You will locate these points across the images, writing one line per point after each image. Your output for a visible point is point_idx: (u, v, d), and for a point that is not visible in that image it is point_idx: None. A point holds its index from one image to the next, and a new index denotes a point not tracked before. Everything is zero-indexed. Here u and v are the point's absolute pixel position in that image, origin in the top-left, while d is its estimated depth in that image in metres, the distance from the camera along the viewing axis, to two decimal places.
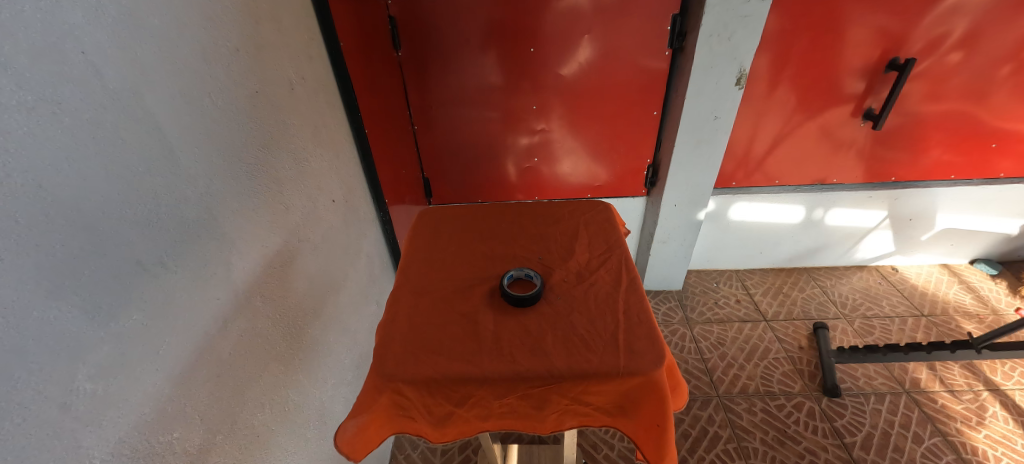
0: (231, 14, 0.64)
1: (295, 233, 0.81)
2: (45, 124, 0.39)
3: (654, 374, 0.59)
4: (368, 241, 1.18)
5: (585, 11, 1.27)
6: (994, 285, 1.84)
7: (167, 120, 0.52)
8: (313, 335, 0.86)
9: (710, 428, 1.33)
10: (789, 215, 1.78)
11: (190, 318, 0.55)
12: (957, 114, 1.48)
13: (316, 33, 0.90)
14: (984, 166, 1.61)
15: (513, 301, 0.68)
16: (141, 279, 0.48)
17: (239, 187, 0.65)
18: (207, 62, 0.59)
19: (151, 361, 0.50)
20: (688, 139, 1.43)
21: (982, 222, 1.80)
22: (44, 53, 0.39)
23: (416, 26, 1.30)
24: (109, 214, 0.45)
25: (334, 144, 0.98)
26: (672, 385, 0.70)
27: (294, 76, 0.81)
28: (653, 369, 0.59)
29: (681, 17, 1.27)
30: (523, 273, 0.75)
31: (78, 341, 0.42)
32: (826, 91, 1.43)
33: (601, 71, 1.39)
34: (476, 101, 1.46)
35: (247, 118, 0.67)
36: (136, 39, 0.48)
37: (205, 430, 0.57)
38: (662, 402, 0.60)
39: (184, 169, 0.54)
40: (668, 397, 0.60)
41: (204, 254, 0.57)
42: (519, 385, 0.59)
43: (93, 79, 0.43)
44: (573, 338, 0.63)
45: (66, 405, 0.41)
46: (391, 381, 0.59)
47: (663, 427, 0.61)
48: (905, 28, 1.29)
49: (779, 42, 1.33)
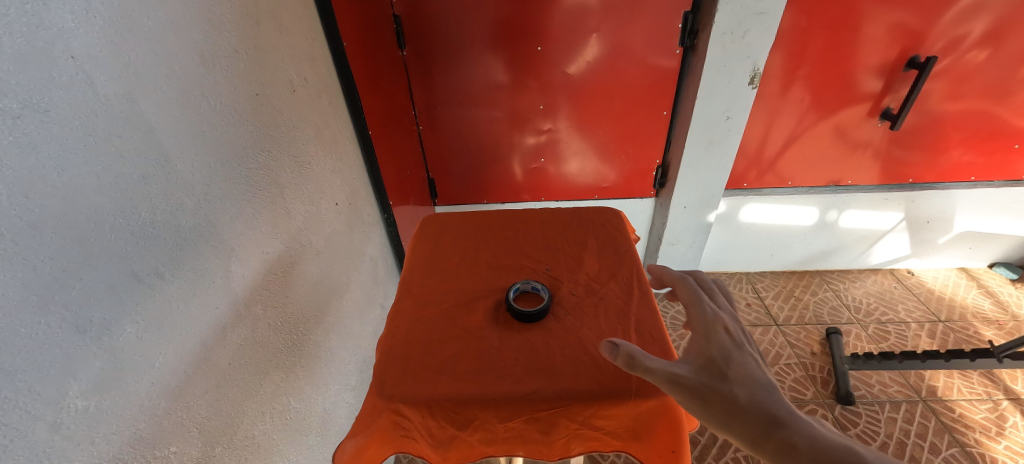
0: (230, 14, 0.62)
1: (297, 238, 0.79)
2: (33, 132, 0.37)
3: (670, 399, 0.57)
4: (372, 244, 1.16)
5: (594, 9, 1.24)
6: (1014, 290, 1.79)
7: (162, 124, 0.50)
8: (316, 340, 0.85)
9: (719, 435, 1.30)
10: (803, 217, 1.73)
11: (188, 328, 0.54)
12: (978, 114, 1.44)
13: (319, 33, 0.88)
14: (1006, 167, 1.57)
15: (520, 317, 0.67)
16: (136, 291, 0.47)
17: (239, 194, 0.64)
18: (204, 63, 0.57)
19: (147, 374, 0.48)
20: (699, 140, 1.40)
21: (1002, 226, 1.75)
22: (31, 58, 0.37)
23: (421, 25, 1.27)
24: (100, 225, 0.43)
25: (337, 147, 0.97)
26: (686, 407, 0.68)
27: (296, 78, 0.80)
28: (669, 394, 0.57)
29: (693, 14, 1.23)
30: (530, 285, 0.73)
31: (67, 357, 0.40)
32: (842, 90, 1.39)
33: (609, 70, 1.36)
34: (482, 100, 1.43)
35: (247, 121, 0.66)
36: (128, 41, 0.46)
37: (203, 443, 0.56)
38: (677, 428, 0.58)
39: (181, 175, 0.53)
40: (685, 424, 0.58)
41: (201, 262, 0.56)
42: (526, 409, 0.57)
43: (83, 84, 0.41)
44: (583, 357, 0.61)
45: (57, 423, 0.39)
46: (391, 403, 0.57)
47: (678, 455, 0.59)
48: (926, 26, 1.25)
49: (793, 40, 1.29)
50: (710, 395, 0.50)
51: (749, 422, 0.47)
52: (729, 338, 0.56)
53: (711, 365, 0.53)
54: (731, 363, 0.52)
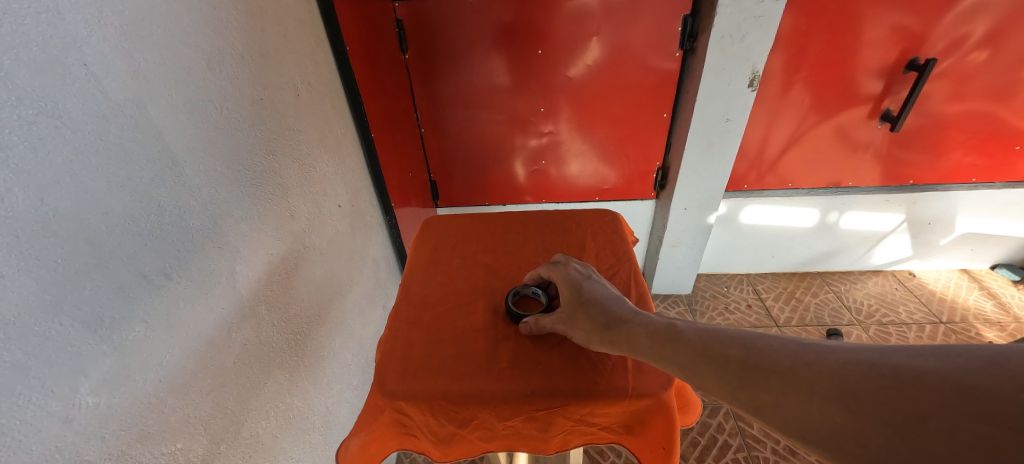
0: (235, 21, 0.63)
1: (300, 239, 0.81)
2: (47, 138, 0.39)
3: (663, 397, 0.58)
4: (374, 245, 1.18)
5: (594, 11, 1.25)
6: (1016, 292, 1.79)
7: (170, 129, 0.51)
8: (318, 340, 0.86)
9: (719, 436, 1.31)
10: (803, 219, 1.74)
11: (195, 328, 0.55)
12: (979, 115, 1.44)
13: (322, 38, 0.90)
14: (1007, 168, 1.57)
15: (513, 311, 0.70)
16: (144, 291, 0.48)
17: (244, 196, 0.65)
18: (211, 69, 0.58)
19: (154, 372, 0.49)
20: (698, 142, 1.41)
21: (1004, 227, 1.75)
22: (45, 67, 0.39)
23: (423, 29, 1.29)
24: (111, 227, 0.44)
25: (340, 149, 0.98)
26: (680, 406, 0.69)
27: (299, 81, 0.81)
28: (662, 392, 0.58)
29: (692, 18, 1.25)
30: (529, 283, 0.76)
31: (79, 355, 0.42)
32: (842, 92, 1.39)
33: (610, 72, 1.37)
34: (483, 103, 1.45)
35: (252, 125, 0.67)
36: (139, 49, 0.47)
37: (209, 440, 0.57)
38: (671, 425, 0.59)
39: (188, 178, 0.54)
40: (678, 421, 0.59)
41: (207, 263, 0.57)
42: (523, 408, 0.58)
43: (95, 91, 0.43)
44: (578, 357, 0.62)
45: (68, 419, 0.41)
46: (391, 400, 0.59)
47: (671, 453, 0.59)
48: (926, 27, 1.25)
49: (793, 42, 1.30)
50: (582, 326, 0.59)
51: (617, 334, 0.56)
52: (585, 277, 0.65)
53: (575, 302, 0.62)
54: (586, 295, 0.62)
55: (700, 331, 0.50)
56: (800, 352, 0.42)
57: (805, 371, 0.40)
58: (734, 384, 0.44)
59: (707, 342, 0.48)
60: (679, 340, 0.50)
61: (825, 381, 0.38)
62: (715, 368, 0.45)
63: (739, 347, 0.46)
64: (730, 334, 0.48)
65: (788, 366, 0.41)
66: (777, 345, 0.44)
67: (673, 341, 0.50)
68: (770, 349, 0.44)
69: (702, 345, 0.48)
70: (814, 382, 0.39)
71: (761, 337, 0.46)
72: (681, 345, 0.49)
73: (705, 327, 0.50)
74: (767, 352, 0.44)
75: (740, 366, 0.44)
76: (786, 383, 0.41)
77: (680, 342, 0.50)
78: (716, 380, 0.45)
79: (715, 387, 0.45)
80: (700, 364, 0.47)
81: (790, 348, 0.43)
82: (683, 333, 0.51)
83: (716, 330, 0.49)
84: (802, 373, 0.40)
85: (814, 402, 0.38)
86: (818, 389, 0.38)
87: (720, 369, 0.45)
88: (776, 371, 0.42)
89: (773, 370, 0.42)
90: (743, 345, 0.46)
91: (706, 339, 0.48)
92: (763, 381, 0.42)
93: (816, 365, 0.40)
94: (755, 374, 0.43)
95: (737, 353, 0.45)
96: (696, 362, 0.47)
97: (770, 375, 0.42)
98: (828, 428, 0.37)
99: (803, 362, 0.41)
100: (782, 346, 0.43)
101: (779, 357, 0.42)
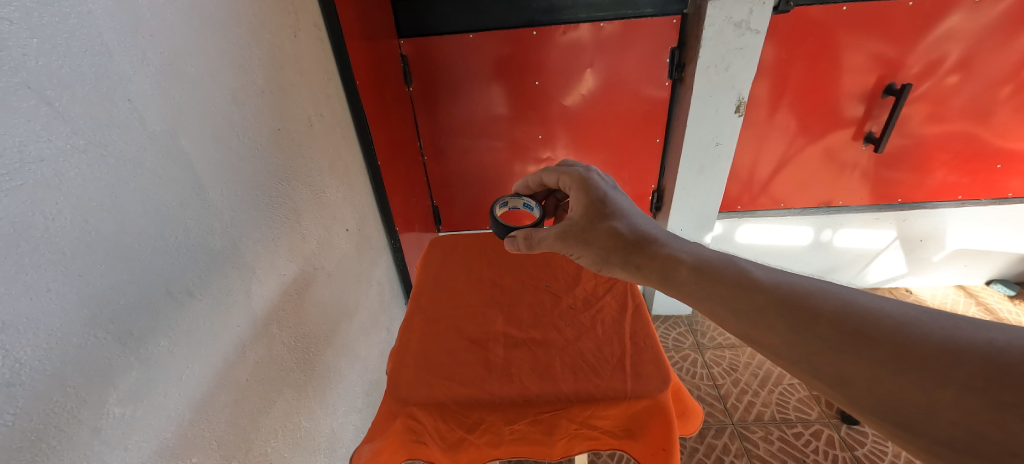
0: (258, 60, 0.69)
1: (311, 261, 0.84)
2: (95, 166, 0.42)
3: (660, 397, 0.62)
4: (379, 268, 1.21)
5: (586, 44, 1.33)
6: (1012, 306, 1.83)
7: (198, 157, 0.56)
8: (325, 361, 0.87)
9: (725, 457, 1.30)
10: (798, 237, 1.77)
11: (212, 344, 0.58)
12: (961, 135, 1.50)
13: (334, 72, 0.96)
14: (993, 186, 1.62)
15: (496, 225, 0.85)
16: (171, 306, 0.51)
17: (261, 218, 0.69)
18: (235, 103, 0.63)
19: (174, 386, 0.52)
20: (691, 166, 1.46)
21: (996, 243, 1.80)
22: (96, 103, 0.43)
23: (426, 62, 1.37)
24: (143, 245, 0.48)
25: (349, 177, 1.03)
26: (679, 409, 0.75)
27: (313, 113, 0.87)
28: (659, 392, 0.62)
29: (679, 50, 1.33)
30: (519, 201, 0.93)
31: (110, 367, 0.44)
32: (827, 116, 1.46)
33: (604, 102, 1.44)
34: (484, 130, 1.51)
35: (270, 152, 0.72)
36: (173, 86, 0.52)
37: (222, 455, 0.59)
38: (666, 426, 0.62)
39: (212, 203, 0.58)
40: (673, 422, 0.62)
41: (226, 282, 0.60)
42: (529, 411, 0.62)
43: (135, 122, 0.47)
44: (582, 364, 0.66)
45: (97, 428, 0.43)
46: (404, 405, 0.62)
47: (669, 454, 0.62)
48: (900, 55, 1.33)
49: (777, 70, 1.37)
50: (606, 246, 0.68)
51: (654, 260, 0.64)
52: (609, 199, 0.73)
53: (599, 220, 0.71)
54: (613, 218, 0.70)
55: (770, 281, 0.54)
56: (926, 332, 0.42)
57: (937, 355, 0.40)
58: (814, 348, 0.46)
59: (783, 296, 0.52)
60: (727, 278, 0.57)
61: (968, 371, 0.38)
62: (799, 330, 0.48)
63: (831, 308, 0.48)
64: (807, 288, 0.51)
65: (902, 341, 0.42)
66: (890, 315, 0.45)
67: (734, 286, 0.55)
68: (875, 320, 0.45)
69: (790, 303, 0.50)
70: (948, 370, 0.39)
71: (866, 306, 0.47)
72: (746, 293, 0.54)
73: (776, 277, 0.55)
74: (879, 322, 0.44)
75: (832, 331, 0.46)
76: (893, 357, 0.42)
77: (741, 287, 0.55)
78: (790, 340, 0.48)
79: (786, 345, 0.49)
80: (776, 319, 0.50)
81: (908, 321, 0.44)
82: (753, 275, 0.56)
83: (797, 284, 0.52)
84: (932, 355, 0.40)
85: (943, 390, 0.39)
86: (954, 377, 0.39)
87: (805, 331, 0.48)
88: (880, 345, 0.43)
89: (878, 342, 0.43)
90: (841, 309, 0.47)
91: (777, 289, 0.53)
92: (865, 350, 0.43)
93: (957, 353, 0.39)
94: (849, 342, 0.45)
95: (832, 311, 0.47)
96: (771, 320, 0.50)
97: (875, 346, 0.43)
98: (950, 418, 0.38)
99: (933, 345, 0.41)
100: (896, 318, 0.44)
101: (884, 330, 0.44)
